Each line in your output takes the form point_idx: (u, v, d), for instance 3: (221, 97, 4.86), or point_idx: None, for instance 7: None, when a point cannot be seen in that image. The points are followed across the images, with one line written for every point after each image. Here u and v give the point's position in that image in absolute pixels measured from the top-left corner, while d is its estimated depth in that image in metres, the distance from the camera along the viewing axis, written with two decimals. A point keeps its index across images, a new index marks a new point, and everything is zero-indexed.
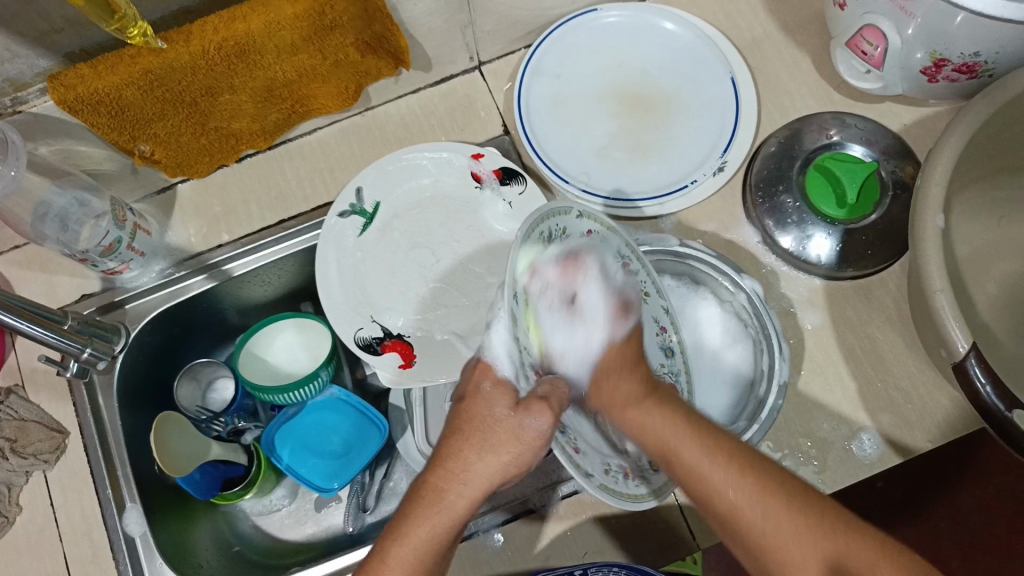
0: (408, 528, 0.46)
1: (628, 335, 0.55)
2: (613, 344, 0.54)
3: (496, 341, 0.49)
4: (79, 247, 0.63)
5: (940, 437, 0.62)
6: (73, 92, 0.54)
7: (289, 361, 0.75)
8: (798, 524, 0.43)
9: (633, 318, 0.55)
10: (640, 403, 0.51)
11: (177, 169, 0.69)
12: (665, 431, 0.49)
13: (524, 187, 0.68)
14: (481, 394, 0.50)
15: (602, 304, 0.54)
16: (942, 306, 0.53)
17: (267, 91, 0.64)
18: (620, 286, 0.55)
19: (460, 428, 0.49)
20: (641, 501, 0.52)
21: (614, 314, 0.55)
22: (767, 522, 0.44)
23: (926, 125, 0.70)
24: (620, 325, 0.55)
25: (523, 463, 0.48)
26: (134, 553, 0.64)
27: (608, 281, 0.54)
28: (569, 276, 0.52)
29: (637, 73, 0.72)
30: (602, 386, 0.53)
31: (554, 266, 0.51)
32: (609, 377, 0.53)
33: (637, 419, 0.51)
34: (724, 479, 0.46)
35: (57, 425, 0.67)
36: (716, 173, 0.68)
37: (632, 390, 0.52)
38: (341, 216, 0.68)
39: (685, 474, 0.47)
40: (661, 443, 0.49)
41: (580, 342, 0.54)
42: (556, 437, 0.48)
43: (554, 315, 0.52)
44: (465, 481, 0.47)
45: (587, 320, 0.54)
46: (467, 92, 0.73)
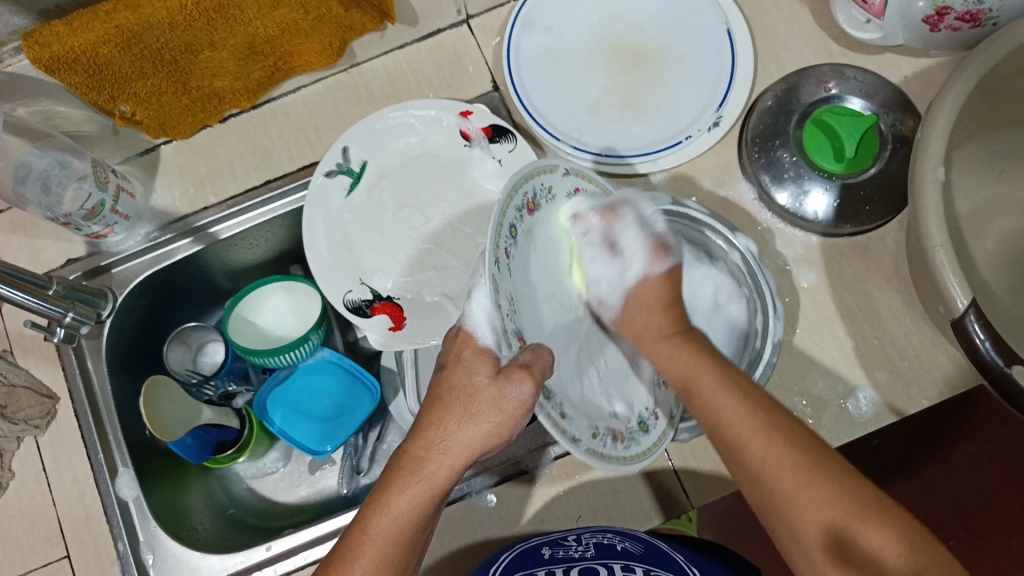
0: (390, 496, 0.46)
1: (665, 275, 0.55)
2: (648, 279, 0.55)
3: (478, 311, 0.47)
4: (61, 210, 0.62)
5: (936, 395, 0.61)
6: (49, 49, 0.53)
7: (278, 325, 0.75)
8: (798, 463, 0.43)
9: (673, 258, 0.55)
10: (668, 338, 0.53)
11: (159, 130, 0.67)
12: (690, 362, 0.51)
13: (514, 144, 0.66)
14: (462, 363, 0.49)
15: (641, 245, 0.55)
16: (941, 261, 0.52)
17: (248, 48, 0.62)
18: (659, 230, 0.56)
19: (441, 397, 0.49)
20: (631, 462, 0.52)
21: (653, 252, 0.55)
22: (768, 456, 0.44)
23: (927, 76, 0.68)
24: (658, 263, 0.55)
25: (504, 431, 0.47)
26: (127, 517, 0.64)
27: (644, 222, 0.55)
28: (607, 222, 0.54)
29: (632, 26, 0.70)
30: (635, 316, 0.55)
31: (591, 211, 0.54)
32: (642, 309, 0.55)
33: (663, 351, 0.53)
34: (736, 411, 0.47)
35: (47, 390, 0.66)
36: (712, 128, 0.67)
37: (665, 324, 0.54)
38: (328, 176, 0.67)
39: (701, 404, 0.49)
40: (686, 374, 0.50)
41: (617, 270, 0.56)
42: (540, 404, 0.47)
43: (595, 253, 0.56)
44: (445, 450, 0.47)
45: (627, 258, 0.56)
46: (456, 47, 0.71)
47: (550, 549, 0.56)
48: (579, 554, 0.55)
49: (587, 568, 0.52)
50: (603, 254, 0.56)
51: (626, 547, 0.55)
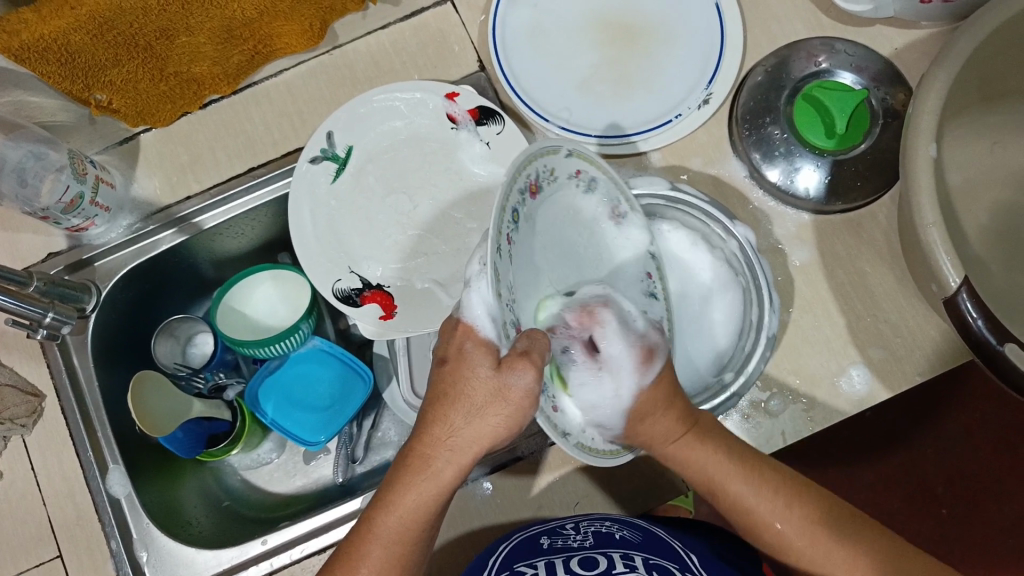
0: (396, 495, 0.47)
1: (655, 382, 0.51)
2: (643, 390, 0.51)
3: (477, 302, 0.45)
4: (39, 204, 0.60)
5: (928, 371, 0.62)
6: (17, 38, 0.50)
7: (267, 314, 0.74)
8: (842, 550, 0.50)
9: (659, 360, 0.51)
10: (676, 442, 0.53)
11: (138, 119, 0.66)
12: (710, 467, 0.53)
13: (502, 126, 0.64)
14: (464, 357, 0.46)
15: (627, 354, 0.50)
16: (934, 239, 0.52)
17: (227, 32, 0.61)
18: (642, 331, 0.51)
19: (446, 393, 0.47)
20: (612, 458, 0.53)
21: (640, 363, 0.50)
22: (816, 544, 0.51)
23: (917, 48, 0.67)
24: (647, 372, 0.51)
25: (513, 422, 0.46)
26: (120, 514, 0.64)
27: (625, 322, 0.51)
28: (587, 325, 0.50)
29: (620, 2, 0.69)
30: (641, 428, 0.52)
31: (565, 314, 0.50)
32: (646, 420, 0.52)
33: (679, 454, 0.53)
34: (771, 510, 0.52)
35: (32, 389, 0.65)
36: (702, 106, 0.66)
37: (671, 428, 0.52)
38: (312, 162, 0.65)
39: (733, 507, 0.53)
40: (709, 478, 0.53)
41: (610, 395, 0.50)
42: (540, 407, 0.46)
43: (580, 368, 0.50)
44: (452, 447, 0.47)
45: (614, 372, 0.50)
46: (440, 25, 0.69)
47: (549, 539, 0.55)
48: (578, 543, 0.54)
49: (586, 558, 0.52)
50: (589, 371, 0.50)
51: (625, 535, 0.55)
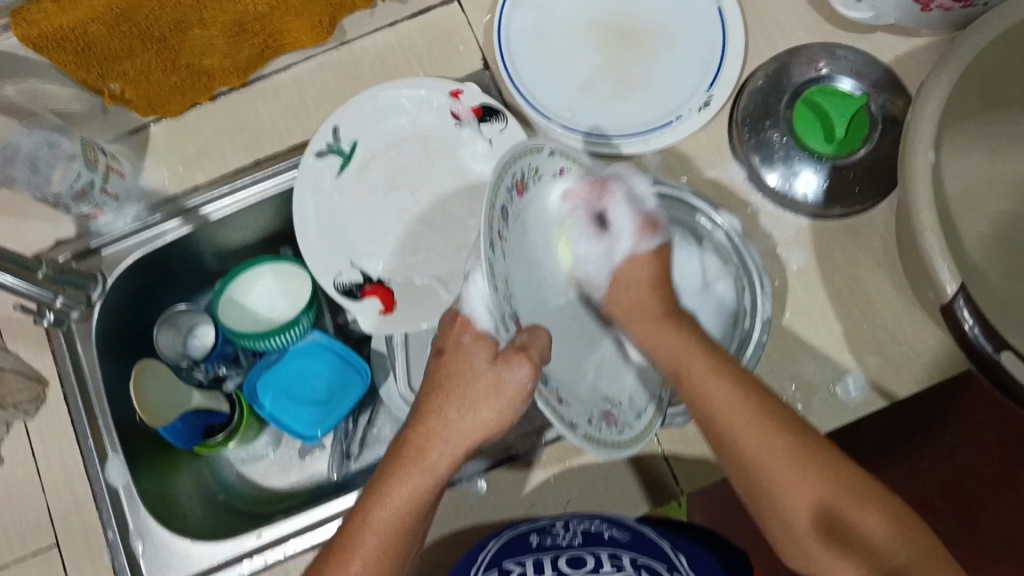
0: (392, 487, 0.47)
1: (654, 252, 0.57)
2: (637, 257, 0.57)
3: (476, 296, 0.48)
4: (51, 190, 0.62)
5: (926, 379, 0.61)
6: (36, 27, 0.54)
7: (267, 307, 0.74)
8: (789, 447, 0.48)
9: (660, 236, 0.58)
10: (658, 320, 0.56)
11: (149, 110, 0.66)
12: (682, 347, 0.53)
13: (505, 124, 0.65)
14: (461, 350, 0.49)
15: (629, 223, 0.57)
16: (932, 245, 0.52)
17: (238, 25, 0.62)
18: (646, 207, 0.58)
19: (443, 384, 0.49)
20: (625, 447, 0.53)
21: (641, 230, 0.57)
22: (761, 439, 0.48)
23: (918, 55, 0.67)
24: (645, 242, 0.57)
25: (504, 418, 0.48)
26: (114, 503, 0.64)
27: (634, 200, 0.58)
28: (595, 195, 0.56)
29: (620, 5, 0.70)
30: (622, 295, 0.57)
31: (577, 183, 0.56)
32: (631, 287, 0.57)
33: (655, 333, 0.55)
34: (727, 396, 0.50)
35: (35, 374, 0.66)
36: (702, 108, 0.66)
37: (654, 307, 0.56)
38: (318, 156, 0.66)
39: (691, 389, 0.52)
40: (688, 375, 0.52)
41: (604, 252, 0.59)
42: (541, 390, 0.47)
43: (583, 230, 0.57)
44: (447, 439, 0.48)
45: (615, 237, 0.58)
46: (445, 26, 0.71)
47: (538, 536, 0.55)
48: (566, 542, 0.54)
49: (574, 559, 0.52)
50: (590, 231, 0.58)
51: (613, 535, 0.55)
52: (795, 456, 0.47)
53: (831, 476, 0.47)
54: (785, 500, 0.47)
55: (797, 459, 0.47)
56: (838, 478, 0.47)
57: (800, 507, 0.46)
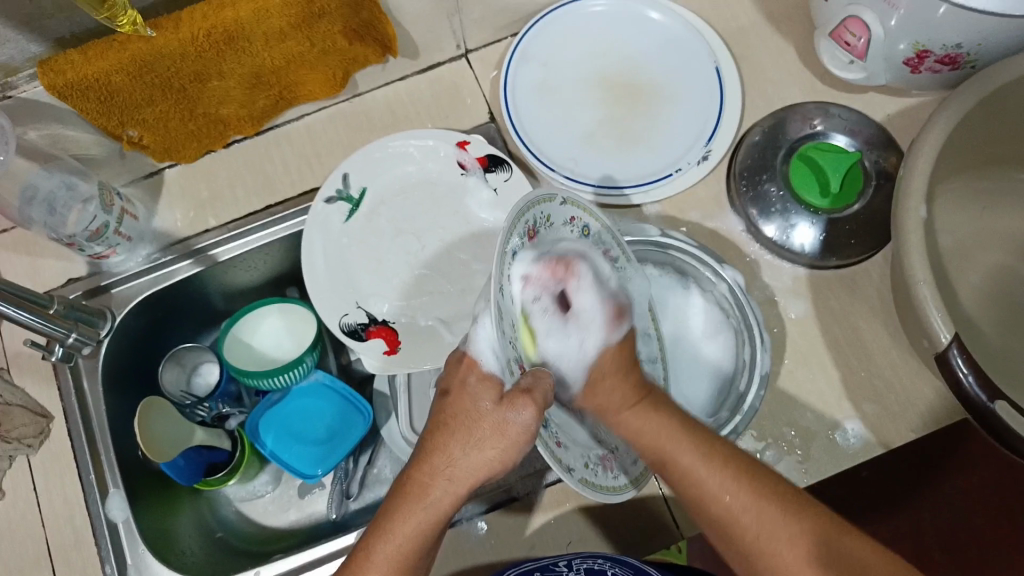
0: (395, 523, 0.47)
1: (622, 342, 0.55)
2: (608, 348, 0.54)
3: (483, 338, 0.50)
4: (66, 231, 0.64)
5: (923, 428, 0.62)
6: (63, 76, 0.55)
7: (273, 347, 0.75)
8: (790, 528, 0.45)
9: (627, 322, 0.56)
10: (633, 407, 0.53)
11: (165, 154, 0.69)
12: (662, 433, 0.51)
13: (509, 173, 0.68)
14: (466, 390, 0.50)
15: (600, 310, 0.54)
16: (925, 296, 0.53)
17: (254, 78, 0.64)
18: (613, 292, 0.55)
19: (446, 423, 0.49)
20: (618, 493, 0.54)
21: (609, 320, 0.54)
22: (744, 502, 0.47)
23: (909, 114, 0.70)
24: (615, 331, 0.55)
25: (508, 458, 0.47)
26: (115, 539, 0.64)
27: (600, 281, 0.54)
28: (561, 277, 0.51)
29: (623, 62, 0.73)
30: (597, 389, 0.54)
31: (539, 266, 0.50)
32: (605, 380, 0.54)
33: (633, 421, 0.52)
34: (721, 484, 0.48)
35: (42, 410, 0.67)
36: (702, 161, 0.68)
37: (626, 394, 0.53)
38: (328, 202, 0.68)
39: (683, 480, 0.49)
40: (655, 446, 0.51)
41: (574, 346, 0.53)
42: (540, 435, 0.49)
43: (546, 320, 0.52)
44: (451, 477, 0.47)
45: (583, 326, 0.54)
46: (454, 79, 0.74)
47: None
48: None
49: None
50: (556, 322, 0.53)
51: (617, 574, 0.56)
52: (800, 542, 0.44)
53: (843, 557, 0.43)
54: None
55: (803, 543, 0.44)
56: (852, 559, 0.43)
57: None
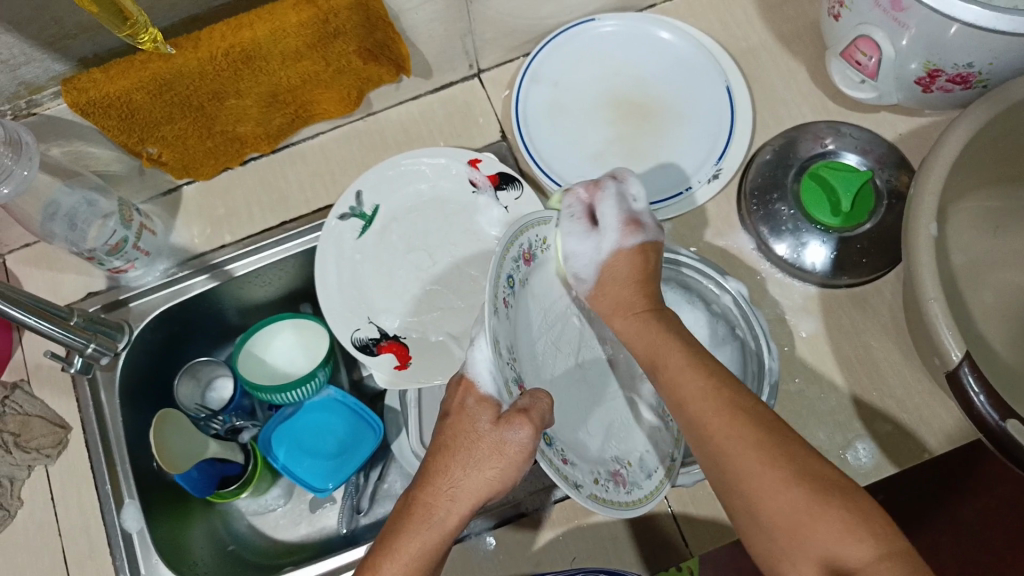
0: (400, 542, 0.46)
1: (637, 249, 0.58)
2: (620, 252, 0.58)
3: (480, 360, 0.50)
4: (86, 246, 0.65)
5: (936, 448, 0.61)
6: (85, 95, 0.56)
7: (286, 362, 0.76)
8: (754, 439, 0.43)
9: (644, 234, 0.58)
10: (637, 312, 0.55)
11: (183, 171, 0.71)
12: (659, 340, 0.52)
13: (520, 192, 0.69)
14: (466, 411, 0.50)
15: (614, 220, 0.59)
16: (936, 313, 0.53)
17: (271, 97, 0.66)
18: (635, 209, 0.59)
19: (448, 445, 0.50)
20: (633, 507, 0.55)
21: (625, 228, 0.58)
22: (733, 443, 0.44)
23: (921, 134, 0.70)
24: (630, 237, 0.58)
25: (507, 477, 0.49)
26: (131, 550, 0.66)
27: (620, 197, 0.59)
28: (592, 190, 0.59)
29: (633, 82, 0.73)
30: (609, 288, 0.57)
31: (579, 185, 0.60)
32: (614, 282, 0.57)
33: (632, 326, 0.55)
34: (715, 418, 0.45)
35: (60, 420, 0.68)
36: (712, 180, 0.69)
37: (634, 300, 0.56)
38: (341, 219, 0.69)
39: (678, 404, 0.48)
40: (654, 353, 0.51)
41: (591, 247, 0.59)
42: (541, 451, 0.50)
43: (574, 226, 0.59)
44: (453, 496, 0.48)
45: (602, 233, 0.59)
46: (467, 98, 0.75)
47: None
48: None
49: None
50: (580, 227, 0.59)
51: None
52: (761, 454, 0.43)
53: (801, 477, 0.41)
54: (756, 501, 0.42)
55: (762, 456, 0.43)
56: (809, 479, 0.41)
57: (771, 504, 0.41)
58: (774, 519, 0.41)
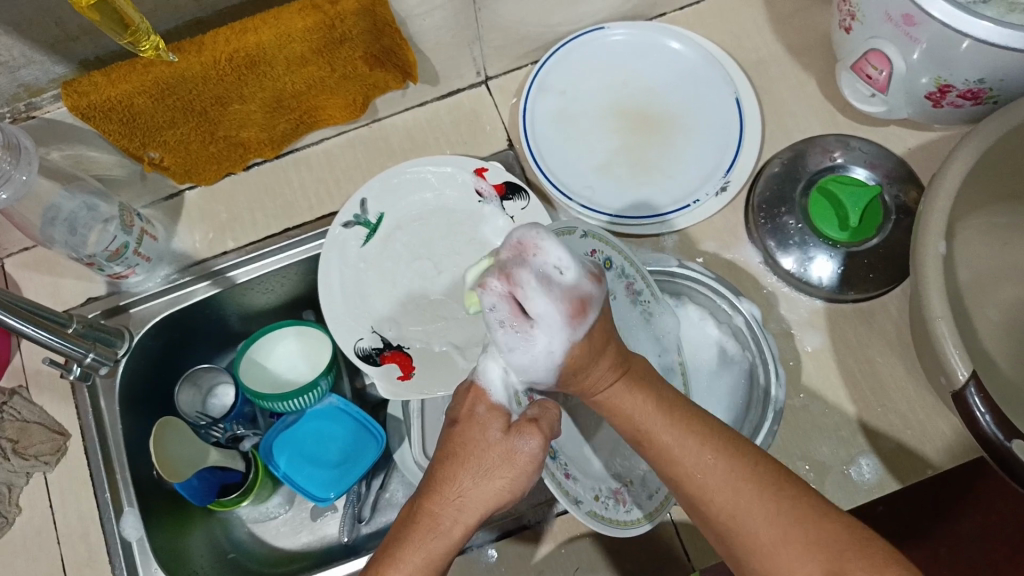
0: (403, 552, 0.45)
1: (588, 334, 0.49)
2: (573, 346, 0.49)
3: (493, 366, 0.52)
4: (86, 251, 0.64)
5: (939, 465, 0.61)
6: (86, 99, 0.55)
7: (287, 369, 0.76)
8: (765, 512, 0.44)
9: (592, 312, 0.49)
10: (612, 384, 0.50)
11: (185, 176, 0.70)
12: (638, 412, 0.50)
13: (527, 202, 0.68)
14: (474, 420, 0.50)
15: (555, 307, 0.47)
16: (943, 332, 0.53)
17: (276, 102, 0.65)
18: (574, 281, 0.48)
19: (455, 453, 0.49)
20: (634, 526, 0.54)
21: (571, 316, 0.48)
22: (741, 510, 0.45)
23: (930, 149, 0.70)
24: (578, 326, 0.49)
25: (517, 486, 0.48)
26: (130, 558, 0.65)
27: (550, 283, 0.47)
28: (507, 282, 0.47)
29: (642, 91, 0.73)
30: (574, 379, 0.51)
31: (490, 277, 0.48)
32: (579, 372, 0.50)
33: (608, 400, 0.51)
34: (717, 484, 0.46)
35: (58, 427, 0.68)
36: (719, 192, 0.68)
37: (606, 373, 0.50)
38: (345, 227, 0.69)
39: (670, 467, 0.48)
40: (636, 427, 0.50)
41: (539, 351, 0.49)
42: (545, 465, 0.51)
43: (508, 330, 0.49)
44: (460, 506, 0.47)
45: (543, 331, 0.48)
46: (474, 106, 0.74)
47: None
48: None
49: None
50: (514, 329, 0.49)
51: None
52: (773, 521, 0.44)
53: (813, 541, 0.43)
54: (773, 569, 0.44)
55: (774, 526, 0.44)
56: (820, 543, 0.43)
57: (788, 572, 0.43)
58: None
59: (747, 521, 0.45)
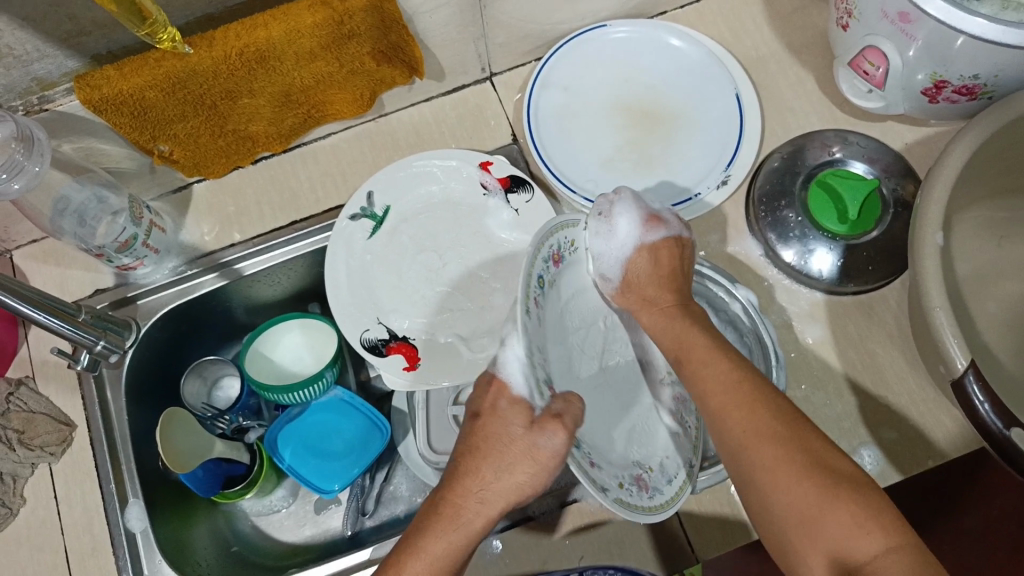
0: (425, 542, 0.46)
1: (658, 241, 0.60)
2: (643, 245, 0.59)
3: (514, 360, 0.50)
4: (95, 243, 0.65)
5: (940, 456, 0.62)
6: (99, 92, 0.56)
7: (293, 362, 0.76)
8: (776, 434, 0.45)
9: (663, 229, 0.60)
10: (663, 306, 0.57)
11: (194, 169, 0.71)
12: (685, 334, 0.53)
13: (531, 195, 0.69)
14: (497, 413, 0.50)
15: (637, 215, 0.60)
16: (942, 322, 0.54)
17: (285, 96, 0.66)
18: (654, 208, 0.62)
19: (478, 447, 0.50)
20: (657, 511, 0.54)
21: (646, 223, 0.60)
22: (754, 430, 0.45)
23: (926, 144, 0.71)
24: (651, 231, 0.60)
25: (537, 482, 0.49)
26: (134, 549, 0.65)
27: (636, 199, 0.61)
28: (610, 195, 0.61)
29: (643, 87, 0.74)
30: (634, 285, 0.59)
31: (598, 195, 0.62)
32: (641, 277, 0.59)
33: (658, 319, 0.56)
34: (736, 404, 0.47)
35: (65, 418, 0.68)
36: (720, 186, 0.70)
37: (660, 292, 0.58)
38: (352, 219, 0.70)
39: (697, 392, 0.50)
40: (679, 343, 0.53)
41: (612, 244, 0.60)
42: (571, 455, 0.50)
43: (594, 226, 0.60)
44: (482, 498, 0.48)
45: (622, 230, 0.60)
46: (478, 102, 0.75)
47: None
48: None
49: None
50: (600, 227, 0.60)
51: None
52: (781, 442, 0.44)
53: (819, 467, 0.43)
54: (774, 492, 0.43)
55: (781, 447, 0.44)
56: (827, 469, 0.42)
57: (785, 494, 0.43)
58: (789, 509, 0.42)
59: (756, 439, 0.45)
